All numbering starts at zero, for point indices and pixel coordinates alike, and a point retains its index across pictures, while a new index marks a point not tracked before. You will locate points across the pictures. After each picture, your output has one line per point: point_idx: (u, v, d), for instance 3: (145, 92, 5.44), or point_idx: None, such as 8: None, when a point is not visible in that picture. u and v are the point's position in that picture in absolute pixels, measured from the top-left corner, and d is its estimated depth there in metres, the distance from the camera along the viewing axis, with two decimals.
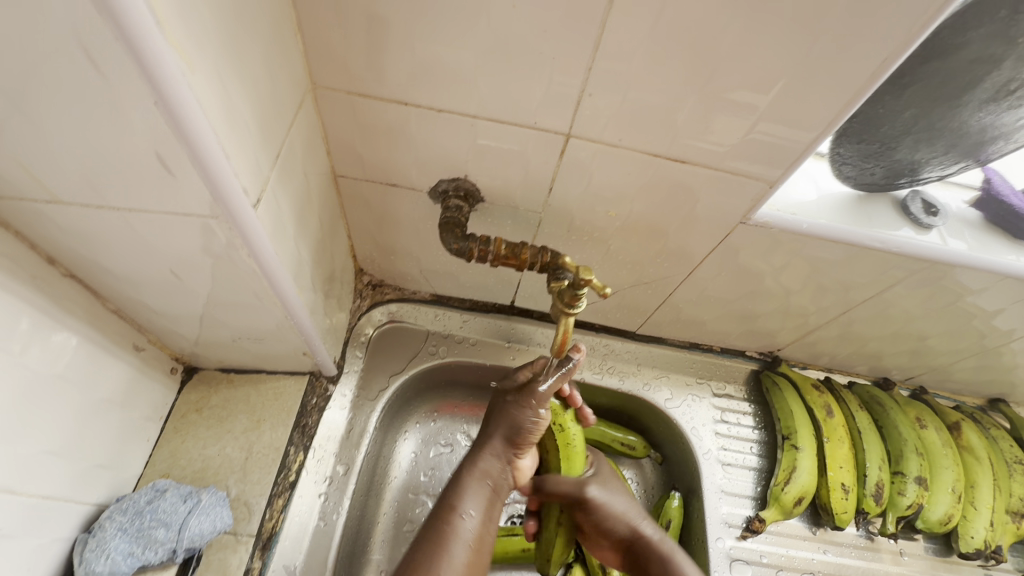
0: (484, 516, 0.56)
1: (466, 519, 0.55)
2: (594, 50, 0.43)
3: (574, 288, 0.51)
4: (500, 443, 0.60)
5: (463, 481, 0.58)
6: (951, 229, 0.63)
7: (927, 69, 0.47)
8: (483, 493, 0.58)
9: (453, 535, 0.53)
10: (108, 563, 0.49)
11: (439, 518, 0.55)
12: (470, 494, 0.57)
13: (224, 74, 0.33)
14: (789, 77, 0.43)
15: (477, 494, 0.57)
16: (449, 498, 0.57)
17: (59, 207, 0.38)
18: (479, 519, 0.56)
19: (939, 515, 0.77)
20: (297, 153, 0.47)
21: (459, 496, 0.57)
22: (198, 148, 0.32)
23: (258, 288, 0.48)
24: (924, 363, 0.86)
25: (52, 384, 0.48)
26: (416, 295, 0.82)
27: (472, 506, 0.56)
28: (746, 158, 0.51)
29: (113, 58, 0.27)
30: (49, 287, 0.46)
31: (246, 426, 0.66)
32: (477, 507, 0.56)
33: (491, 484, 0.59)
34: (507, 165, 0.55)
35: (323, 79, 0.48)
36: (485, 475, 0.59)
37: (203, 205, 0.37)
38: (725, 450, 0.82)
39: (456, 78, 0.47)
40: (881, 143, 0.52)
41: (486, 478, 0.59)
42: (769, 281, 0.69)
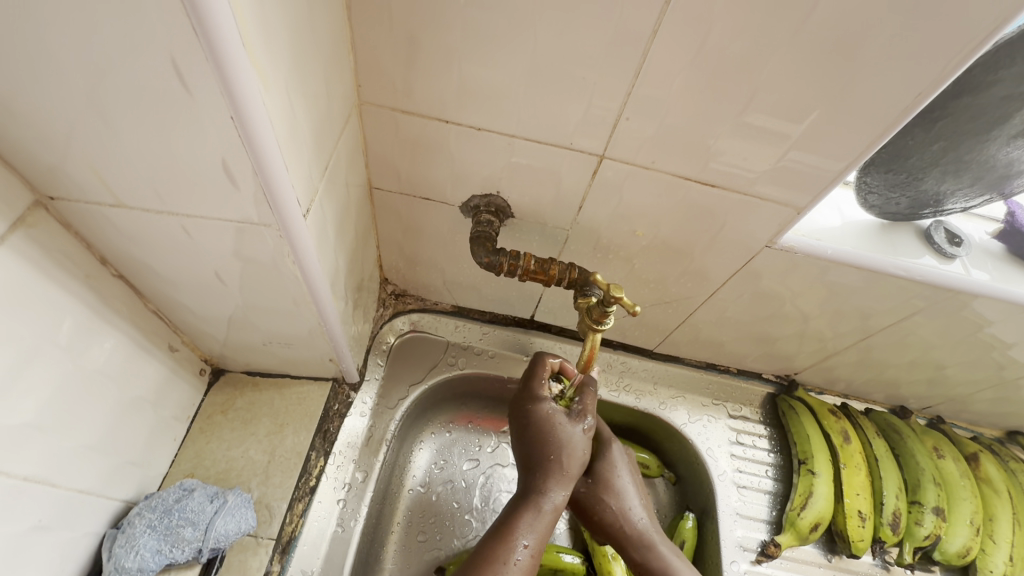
0: (540, 542, 0.56)
1: (521, 551, 0.55)
2: (634, 76, 0.45)
3: (604, 305, 0.53)
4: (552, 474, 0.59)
5: (523, 510, 0.57)
6: (973, 260, 0.64)
7: (958, 104, 0.48)
8: (544, 524, 0.57)
9: (505, 564, 0.53)
10: (136, 560, 0.50)
11: (495, 540, 0.55)
12: (526, 522, 0.56)
13: (290, 89, 0.34)
14: (822, 108, 0.45)
15: (535, 522, 0.56)
16: (507, 524, 0.56)
17: (122, 210, 0.40)
18: (534, 548, 0.55)
19: (957, 547, 0.77)
20: (341, 166, 0.49)
21: (517, 523, 0.56)
22: (263, 159, 0.34)
23: (296, 293, 0.50)
24: (942, 392, 0.86)
25: (93, 381, 0.49)
26: (438, 306, 0.83)
27: (531, 535, 0.56)
28: (776, 184, 0.52)
29: (198, 72, 0.28)
30: (99, 287, 0.47)
31: (270, 429, 0.67)
32: (535, 535, 0.56)
33: (550, 513, 0.58)
34: (539, 183, 0.57)
35: (369, 96, 0.50)
36: (542, 503, 0.58)
37: (257, 213, 0.39)
38: (741, 472, 0.82)
39: (498, 98, 0.48)
40: (908, 173, 0.53)
41: (546, 508, 0.58)
42: (789, 305, 0.70)
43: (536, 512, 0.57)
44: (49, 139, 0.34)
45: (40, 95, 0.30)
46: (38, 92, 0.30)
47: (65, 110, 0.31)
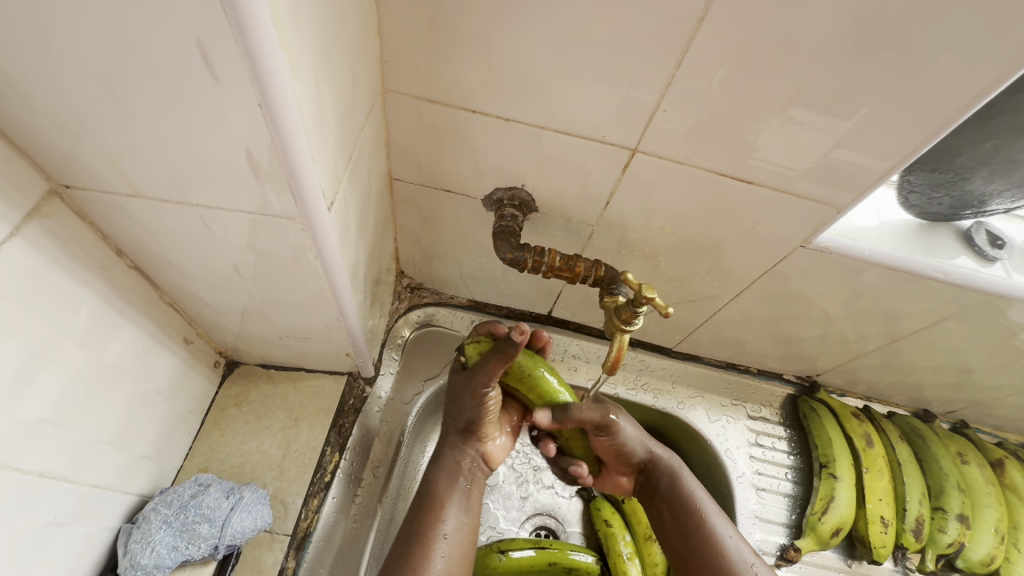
0: (461, 517, 0.56)
1: (447, 528, 0.55)
2: (675, 66, 0.42)
3: (634, 306, 0.50)
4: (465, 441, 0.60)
5: (440, 490, 0.57)
6: (1015, 263, 0.61)
7: (1017, 100, 0.45)
8: (458, 496, 0.57)
9: (434, 547, 0.53)
10: (153, 556, 0.49)
11: (414, 524, 0.55)
12: (450, 501, 0.57)
13: (319, 76, 0.32)
14: (873, 104, 0.42)
15: (455, 497, 0.57)
16: (426, 508, 0.56)
17: (139, 201, 0.38)
18: (458, 521, 0.56)
19: (980, 555, 0.75)
20: (364, 156, 0.47)
21: (438, 504, 0.56)
22: (289, 150, 0.32)
23: (316, 288, 0.48)
24: (968, 397, 0.83)
25: (109, 374, 0.48)
26: (454, 300, 0.82)
27: (453, 514, 0.56)
28: (817, 182, 0.50)
29: (226, 58, 0.27)
30: (114, 278, 0.46)
31: (285, 423, 0.66)
32: (457, 515, 0.56)
33: (464, 482, 0.58)
34: (566, 177, 0.55)
35: (394, 84, 0.48)
36: (454, 473, 0.59)
37: (281, 205, 0.37)
38: (759, 474, 0.80)
39: (528, 87, 0.46)
40: (954, 172, 0.51)
41: (457, 477, 0.58)
42: (817, 306, 0.68)
43: (454, 487, 0.58)
44: (66, 127, 0.32)
45: (58, 82, 0.29)
46: (56, 78, 0.28)
47: (84, 96, 0.29)
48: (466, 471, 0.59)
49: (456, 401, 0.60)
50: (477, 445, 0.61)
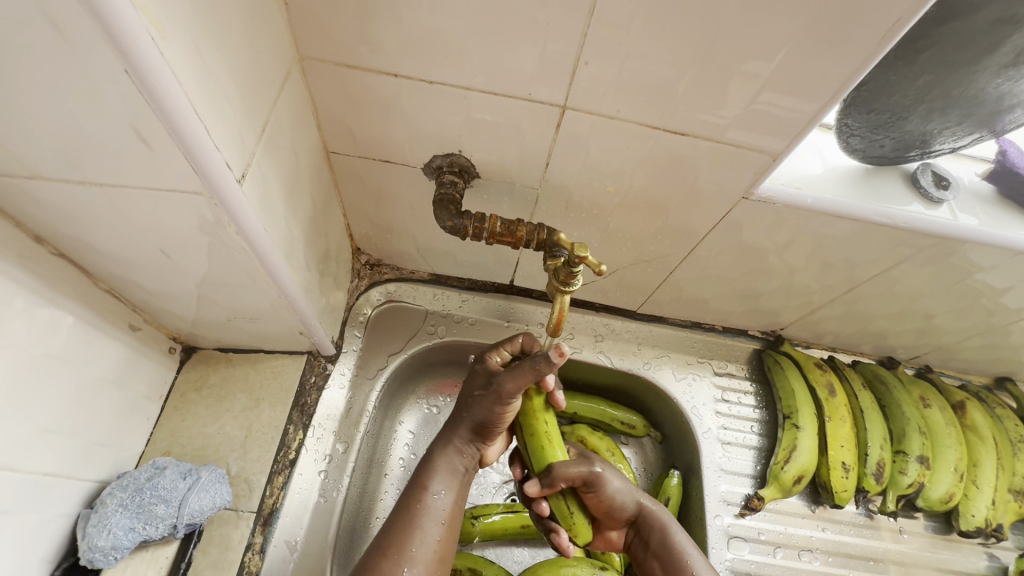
0: (456, 494, 0.57)
1: (437, 497, 0.56)
2: (589, 15, 0.41)
3: (570, 266, 0.51)
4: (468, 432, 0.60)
5: (434, 460, 0.58)
6: (961, 204, 0.61)
7: (944, 32, 0.44)
8: (455, 471, 0.59)
9: (424, 514, 0.54)
10: (109, 538, 0.50)
11: (409, 495, 0.56)
12: (441, 473, 0.58)
13: (200, 42, 0.32)
14: (792, 44, 0.41)
15: (449, 474, 0.58)
16: (420, 474, 0.58)
17: (40, 183, 0.38)
18: (451, 499, 0.57)
19: (940, 494, 0.77)
20: (284, 126, 0.46)
21: (431, 472, 0.57)
22: (174, 120, 0.32)
23: (249, 266, 0.48)
24: (930, 342, 0.84)
25: (48, 363, 0.48)
26: (414, 274, 0.81)
27: (441, 485, 0.57)
28: (750, 130, 0.49)
29: (79, 22, 0.26)
30: (39, 266, 0.46)
31: (245, 405, 0.66)
32: (448, 487, 0.57)
33: (462, 469, 0.59)
34: (502, 140, 0.54)
35: (310, 50, 0.47)
36: (454, 457, 0.59)
37: (187, 182, 0.37)
38: (726, 429, 0.82)
39: (447, 46, 0.45)
40: (891, 113, 0.50)
41: (457, 461, 0.59)
42: (772, 258, 0.67)
43: (445, 462, 0.58)
44: None
45: None
46: None
47: None
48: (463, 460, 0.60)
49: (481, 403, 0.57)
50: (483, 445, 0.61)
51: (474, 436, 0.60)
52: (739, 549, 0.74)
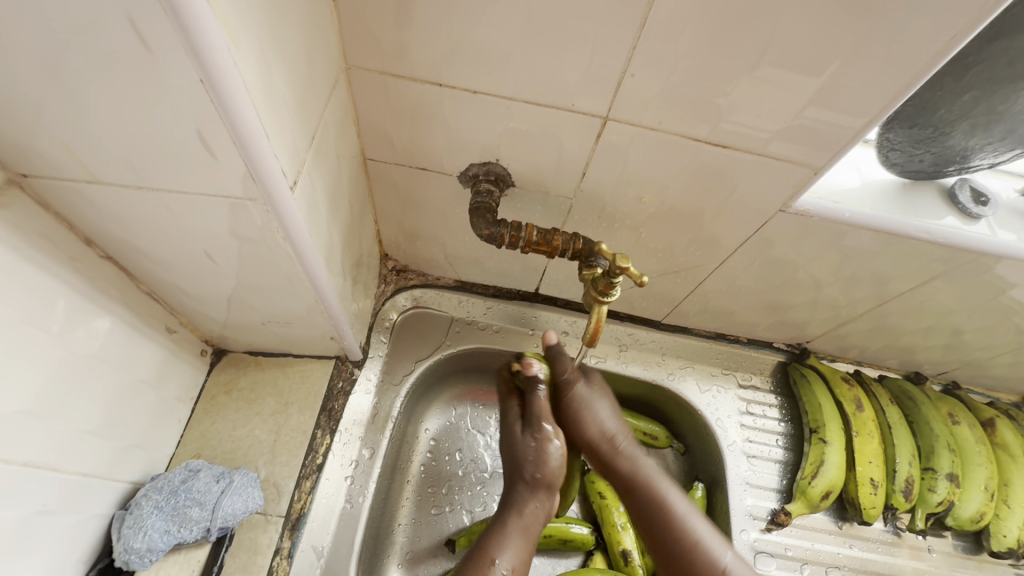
0: (520, 562, 0.58)
1: (500, 567, 0.56)
2: (639, 28, 0.41)
3: (609, 277, 0.52)
4: (535, 494, 0.62)
5: (500, 535, 0.59)
6: (1000, 220, 0.60)
7: (993, 49, 0.44)
8: (517, 537, 0.59)
9: None
10: (145, 540, 0.51)
11: (473, 563, 0.57)
12: (506, 544, 0.58)
13: (266, 49, 0.33)
14: (842, 60, 0.41)
15: (513, 544, 0.59)
16: (485, 546, 0.58)
17: (99, 187, 0.38)
18: (515, 570, 0.57)
19: (970, 513, 0.76)
20: (330, 134, 0.47)
21: (492, 544, 0.58)
22: (239, 126, 0.32)
23: (291, 272, 0.48)
24: (959, 358, 0.83)
25: (89, 364, 0.48)
26: (440, 281, 0.81)
27: (507, 558, 0.57)
28: (791, 144, 0.49)
29: (160, 30, 0.27)
30: (86, 268, 0.46)
31: (274, 409, 0.67)
32: (510, 554, 0.58)
33: (531, 531, 0.61)
34: (539, 150, 0.54)
35: (357, 59, 0.47)
36: (524, 520, 0.61)
37: (240, 186, 0.37)
38: (750, 442, 0.81)
39: (493, 58, 0.45)
40: (934, 128, 0.50)
41: (525, 524, 0.61)
42: (802, 272, 0.67)
43: (507, 531, 0.60)
44: (19, 116, 0.32)
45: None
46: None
47: (26, 78, 0.29)
48: (526, 524, 0.61)
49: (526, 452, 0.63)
50: (551, 500, 0.63)
51: (541, 490, 0.62)
52: (766, 564, 0.73)
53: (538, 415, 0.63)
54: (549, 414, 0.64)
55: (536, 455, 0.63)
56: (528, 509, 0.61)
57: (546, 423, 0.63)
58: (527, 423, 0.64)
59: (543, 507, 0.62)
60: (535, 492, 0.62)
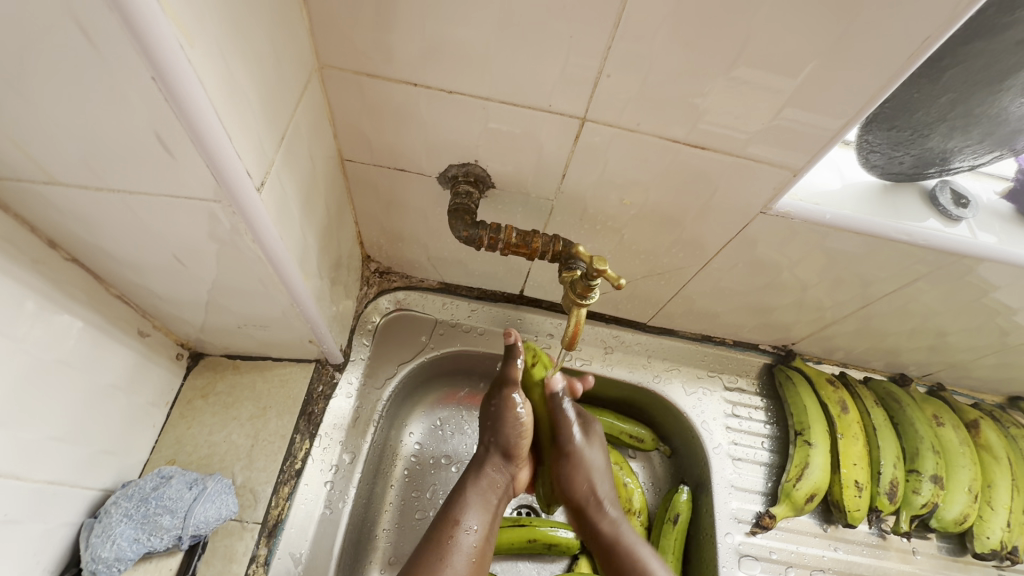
0: (485, 528, 0.58)
1: (468, 532, 0.56)
2: (614, 29, 0.41)
3: (588, 279, 0.52)
4: (497, 457, 0.64)
5: (465, 497, 0.60)
6: (980, 222, 0.60)
7: (969, 51, 0.44)
8: (483, 501, 0.60)
9: (455, 549, 0.55)
10: (113, 550, 0.50)
11: (438, 528, 0.56)
12: (473, 507, 0.59)
13: (224, 46, 0.32)
14: (818, 61, 0.41)
15: (479, 506, 0.59)
16: (451, 509, 0.59)
17: (58, 188, 0.37)
18: (481, 532, 0.58)
19: (954, 515, 0.76)
20: (302, 134, 0.46)
21: (460, 508, 0.58)
22: (198, 126, 0.31)
23: (263, 274, 0.48)
24: (943, 360, 0.83)
25: (56, 370, 0.47)
26: (424, 283, 0.80)
27: (472, 520, 0.58)
28: (770, 146, 0.49)
29: (107, 27, 0.26)
30: (51, 272, 0.45)
31: (252, 413, 0.66)
32: (476, 519, 0.58)
33: (493, 497, 0.61)
34: (519, 151, 0.54)
35: (330, 58, 0.46)
36: (488, 486, 0.62)
37: (206, 188, 0.36)
38: (736, 444, 0.80)
39: (468, 58, 0.45)
40: (913, 130, 0.50)
41: (489, 490, 0.62)
42: (786, 274, 0.67)
43: (471, 495, 0.60)
44: None
45: None
46: None
47: None
48: (489, 488, 0.62)
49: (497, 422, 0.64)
50: (510, 466, 0.65)
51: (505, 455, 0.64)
52: (750, 568, 0.73)
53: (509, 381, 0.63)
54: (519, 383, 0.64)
55: (503, 422, 0.64)
56: (490, 472, 0.63)
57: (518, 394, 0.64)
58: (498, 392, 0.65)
59: (503, 472, 0.64)
60: (496, 455, 0.64)
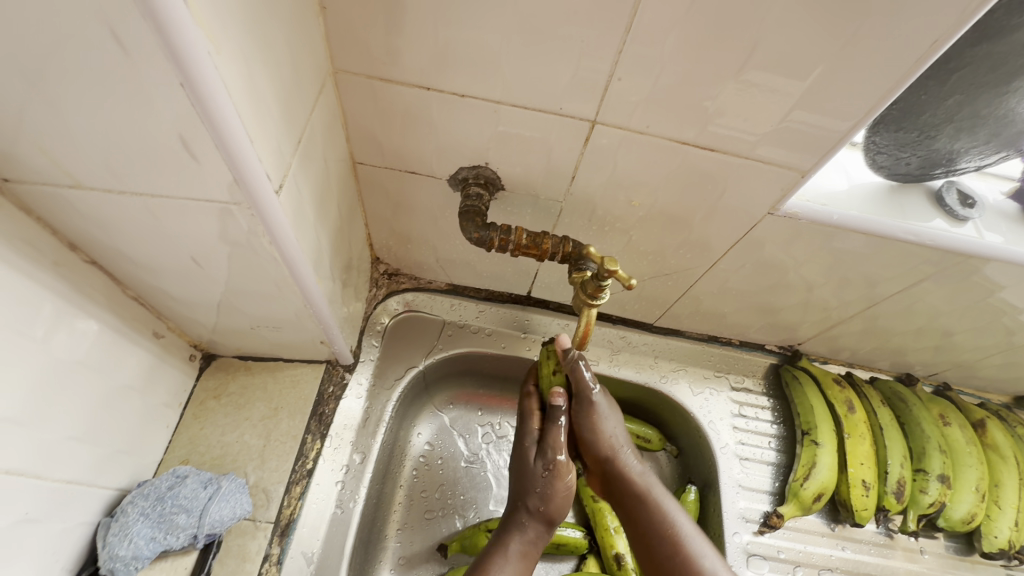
0: None
1: None
2: (625, 33, 0.42)
3: (598, 279, 0.52)
4: (535, 520, 0.62)
5: (502, 556, 0.59)
6: (986, 222, 0.61)
7: (976, 53, 0.44)
8: (518, 563, 0.59)
9: None
10: (130, 547, 0.50)
11: None
12: (508, 570, 0.58)
13: (247, 51, 0.32)
14: (826, 63, 0.42)
15: (513, 570, 0.58)
16: (486, 568, 0.58)
17: (81, 192, 0.38)
18: None
19: (962, 514, 0.76)
20: (317, 137, 0.47)
21: (495, 569, 0.58)
22: (221, 130, 0.32)
23: (278, 276, 0.48)
24: (949, 359, 0.84)
25: (75, 371, 0.48)
26: (432, 284, 0.81)
27: None
28: (778, 147, 0.49)
29: (138, 33, 0.27)
30: (71, 274, 0.46)
31: (264, 414, 0.66)
32: None
33: (528, 558, 0.61)
34: (529, 154, 0.54)
35: (344, 63, 0.47)
36: (523, 547, 0.61)
37: (225, 190, 0.37)
38: (743, 444, 0.81)
39: (480, 62, 0.45)
40: (920, 131, 0.51)
41: (524, 550, 0.61)
42: (792, 274, 0.67)
43: (507, 557, 0.59)
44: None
45: None
46: None
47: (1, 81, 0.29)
48: (525, 548, 0.61)
49: (539, 483, 0.62)
50: (547, 533, 0.63)
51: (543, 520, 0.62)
52: (758, 567, 0.73)
53: (552, 444, 0.61)
54: (564, 447, 0.62)
55: (544, 485, 0.62)
56: (530, 536, 0.61)
57: (563, 456, 0.61)
58: (542, 451, 0.62)
59: (541, 536, 0.63)
60: (538, 518, 0.62)
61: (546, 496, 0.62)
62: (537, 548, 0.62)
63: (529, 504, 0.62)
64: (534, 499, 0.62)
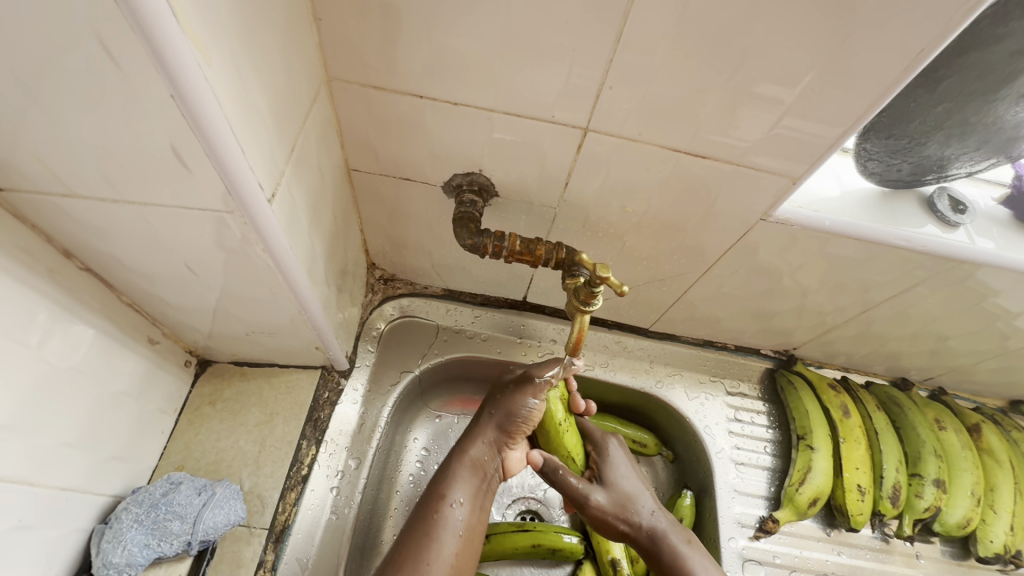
0: (472, 503, 0.60)
1: (453, 506, 0.59)
2: (616, 42, 0.42)
3: (591, 286, 0.53)
4: (484, 434, 0.65)
5: (453, 469, 0.62)
6: (978, 228, 0.61)
7: (964, 61, 0.45)
8: (471, 479, 0.62)
9: (439, 519, 0.57)
10: (124, 555, 0.50)
11: (429, 500, 0.59)
12: (459, 482, 0.61)
13: (239, 63, 0.33)
14: (816, 71, 0.42)
15: (465, 482, 0.61)
16: (439, 484, 0.61)
17: (76, 201, 0.38)
18: (465, 506, 0.60)
19: (957, 518, 0.76)
20: (311, 145, 0.47)
21: (445, 481, 0.61)
22: (213, 141, 0.32)
23: (272, 283, 0.48)
24: (945, 364, 0.84)
25: (70, 378, 0.48)
26: (427, 289, 0.81)
27: (459, 494, 0.60)
28: (769, 155, 0.50)
29: (129, 47, 0.27)
30: (66, 281, 0.46)
31: (260, 419, 0.66)
32: (462, 492, 0.60)
33: (481, 472, 0.63)
34: (523, 160, 0.55)
35: (338, 72, 0.48)
36: (476, 462, 0.63)
37: (218, 200, 0.37)
38: (739, 449, 0.81)
39: (473, 70, 0.46)
40: (910, 138, 0.51)
41: (477, 466, 0.63)
42: (786, 279, 0.68)
43: (457, 468, 0.62)
44: None
45: None
46: None
47: None
48: (477, 463, 0.63)
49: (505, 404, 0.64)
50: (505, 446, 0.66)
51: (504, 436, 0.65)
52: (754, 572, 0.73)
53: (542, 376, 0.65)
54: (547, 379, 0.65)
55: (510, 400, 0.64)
56: (479, 450, 0.64)
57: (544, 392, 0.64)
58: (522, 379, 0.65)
59: (495, 450, 0.65)
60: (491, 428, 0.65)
61: (505, 410, 0.64)
62: (492, 461, 0.65)
63: (486, 421, 0.65)
64: (493, 413, 0.65)
